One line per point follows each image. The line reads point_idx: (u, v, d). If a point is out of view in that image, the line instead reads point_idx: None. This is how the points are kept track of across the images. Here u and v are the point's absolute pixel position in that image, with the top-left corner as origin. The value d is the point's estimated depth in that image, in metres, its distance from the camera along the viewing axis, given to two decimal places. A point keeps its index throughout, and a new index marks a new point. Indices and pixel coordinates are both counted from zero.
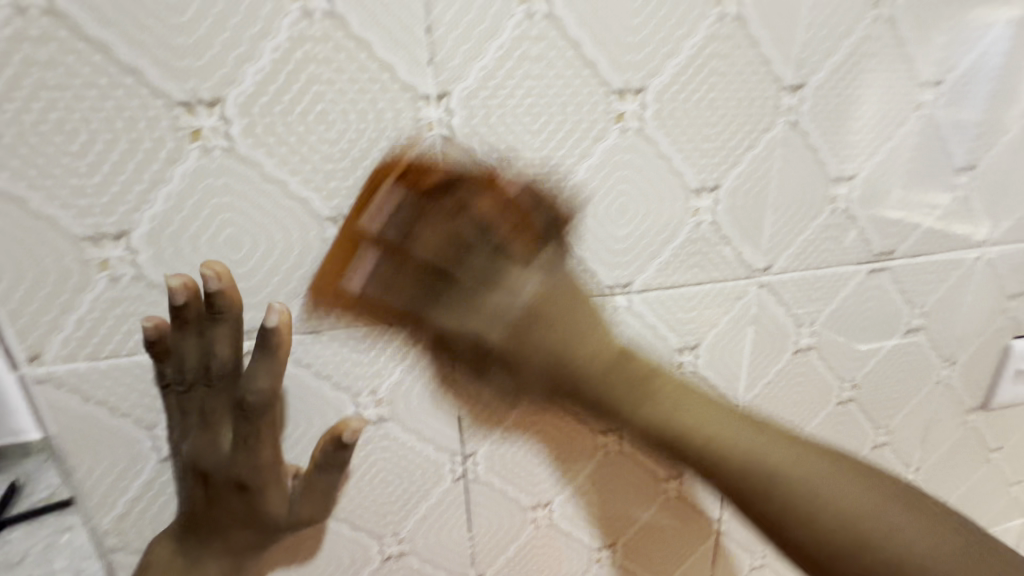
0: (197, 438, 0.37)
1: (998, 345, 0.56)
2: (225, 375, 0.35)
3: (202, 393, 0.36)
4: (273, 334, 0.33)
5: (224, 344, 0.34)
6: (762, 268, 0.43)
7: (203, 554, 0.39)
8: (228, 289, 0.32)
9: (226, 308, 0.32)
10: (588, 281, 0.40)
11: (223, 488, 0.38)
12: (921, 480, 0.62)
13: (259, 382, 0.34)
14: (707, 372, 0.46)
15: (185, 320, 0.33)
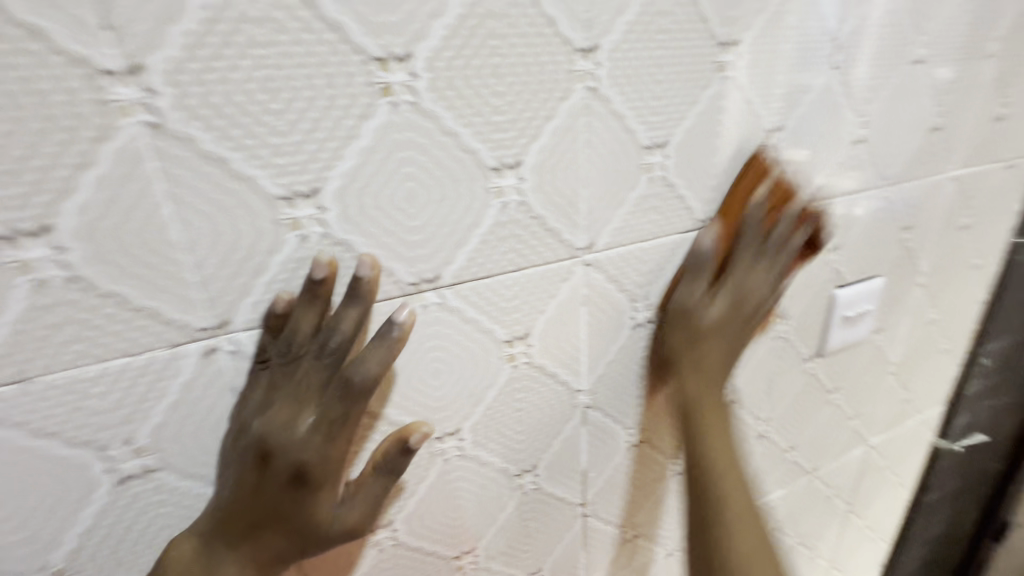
0: (263, 428, 0.33)
1: (825, 295, 0.60)
2: (334, 352, 0.33)
3: (306, 367, 0.33)
4: (392, 325, 0.33)
5: (345, 323, 0.33)
6: (585, 246, 0.41)
7: (227, 554, 0.35)
8: (372, 279, 0.33)
9: (363, 293, 0.33)
10: (385, 281, 0.36)
11: (274, 488, 0.34)
12: (771, 429, 0.65)
13: (368, 363, 0.33)
14: (545, 360, 0.44)
15: (320, 297, 0.33)
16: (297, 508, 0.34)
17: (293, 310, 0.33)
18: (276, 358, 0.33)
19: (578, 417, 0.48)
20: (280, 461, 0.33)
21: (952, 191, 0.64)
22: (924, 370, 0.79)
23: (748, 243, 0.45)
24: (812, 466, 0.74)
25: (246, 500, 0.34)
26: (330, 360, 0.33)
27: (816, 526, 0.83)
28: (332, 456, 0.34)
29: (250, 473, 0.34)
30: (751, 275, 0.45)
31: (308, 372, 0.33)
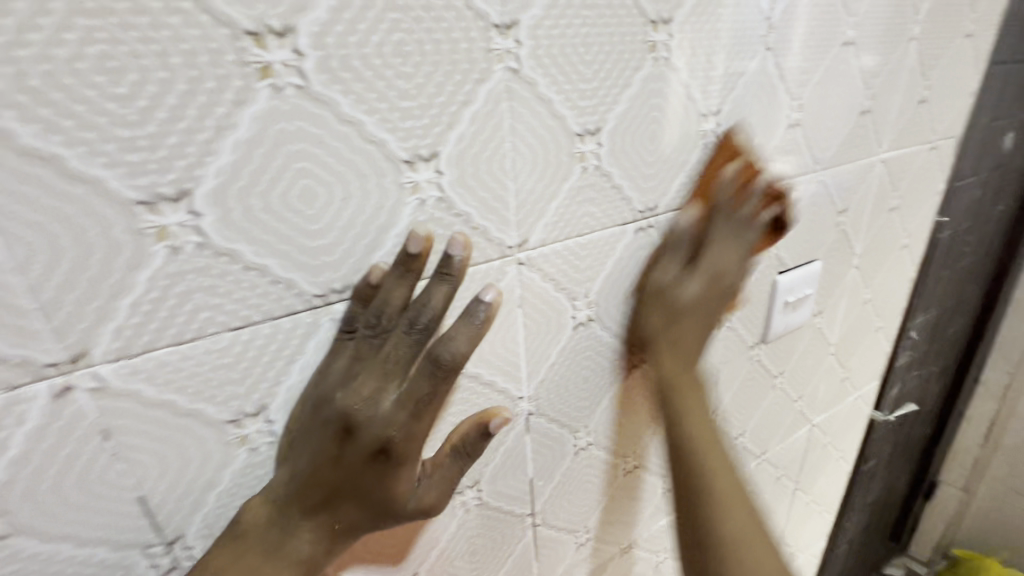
0: (350, 399, 0.32)
1: (767, 282, 0.59)
2: (423, 329, 0.32)
3: (396, 339, 0.32)
4: (480, 303, 0.32)
5: (435, 299, 0.32)
6: (517, 245, 0.38)
7: (303, 528, 0.33)
8: (464, 258, 0.32)
9: (454, 272, 0.32)
10: (286, 293, 0.31)
11: (357, 463, 0.32)
12: (721, 418, 0.65)
13: (455, 345, 0.31)
14: (479, 368, 0.41)
15: (413, 271, 0.32)
16: (378, 483, 0.33)
17: (384, 283, 0.32)
18: (363, 330, 0.33)
19: (521, 424, 0.46)
20: (364, 432, 0.32)
21: (882, 174, 0.65)
22: (861, 348, 0.82)
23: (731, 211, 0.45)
24: (761, 450, 0.75)
25: (336, 472, 0.33)
26: (416, 337, 0.32)
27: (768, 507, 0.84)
28: (416, 432, 0.32)
29: (330, 447, 0.32)
30: (721, 248, 0.45)
31: (396, 347, 0.32)
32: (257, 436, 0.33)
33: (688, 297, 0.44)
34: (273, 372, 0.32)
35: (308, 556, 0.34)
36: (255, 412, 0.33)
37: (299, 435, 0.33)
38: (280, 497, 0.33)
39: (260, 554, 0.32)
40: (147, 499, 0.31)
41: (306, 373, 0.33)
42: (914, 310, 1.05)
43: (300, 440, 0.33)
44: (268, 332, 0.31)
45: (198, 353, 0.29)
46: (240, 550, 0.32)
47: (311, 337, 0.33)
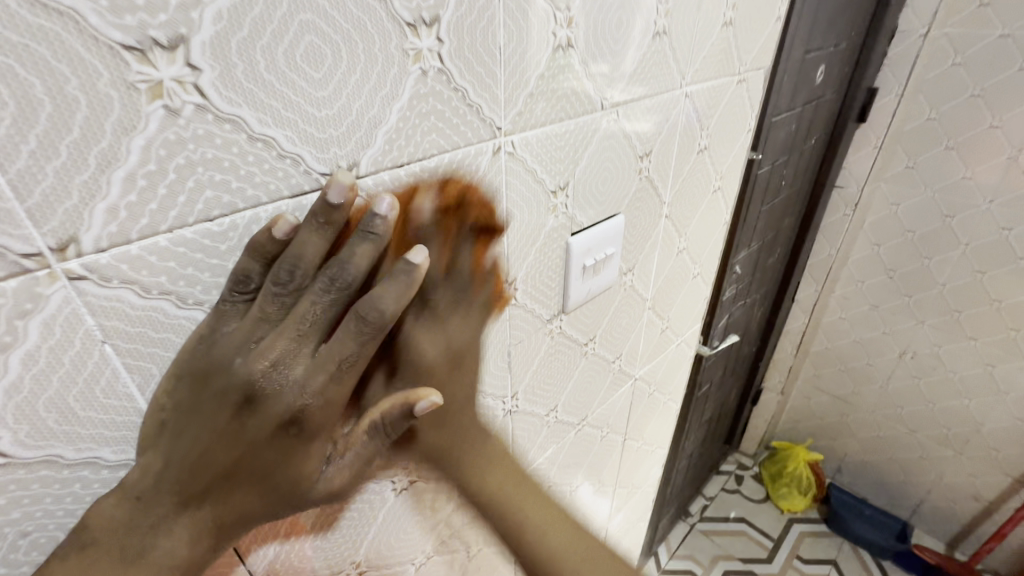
0: (252, 366, 0.26)
1: (558, 246, 0.50)
2: (344, 289, 0.28)
3: (313, 301, 0.27)
4: (409, 263, 0.28)
5: (361, 258, 0.28)
6: (47, 249, 0.22)
7: (180, 522, 0.27)
8: (390, 221, 0.29)
9: (379, 231, 0.28)
10: None
11: (260, 437, 0.27)
12: (522, 401, 0.57)
13: (387, 300, 0.28)
14: (50, 446, 0.25)
15: (332, 226, 0.28)
16: (283, 462, 0.28)
17: (298, 235, 0.27)
18: (270, 287, 0.27)
19: None
20: (271, 402, 0.27)
21: (686, 110, 0.58)
22: (680, 297, 0.79)
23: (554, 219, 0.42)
24: (579, 416, 0.70)
25: (233, 450, 0.27)
26: (337, 296, 0.28)
27: (593, 465, 0.83)
28: (331, 399, 0.28)
29: (227, 419, 0.27)
30: (546, 223, 0.42)
31: (312, 307, 0.27)
32: None
33: (535, 246, 0.44)
34: None
35: (184, 560, 0.27)
36: None
37: (184, 415, 0.27)
38: (146, 494, 0.27)
39: (113, 566, 0.26)
40: None
41: None
42: (735, 248, 1.07)
43: (188, 420, 0.27)
44: None
45: None
46: (90, 564, 0.26)
47: None
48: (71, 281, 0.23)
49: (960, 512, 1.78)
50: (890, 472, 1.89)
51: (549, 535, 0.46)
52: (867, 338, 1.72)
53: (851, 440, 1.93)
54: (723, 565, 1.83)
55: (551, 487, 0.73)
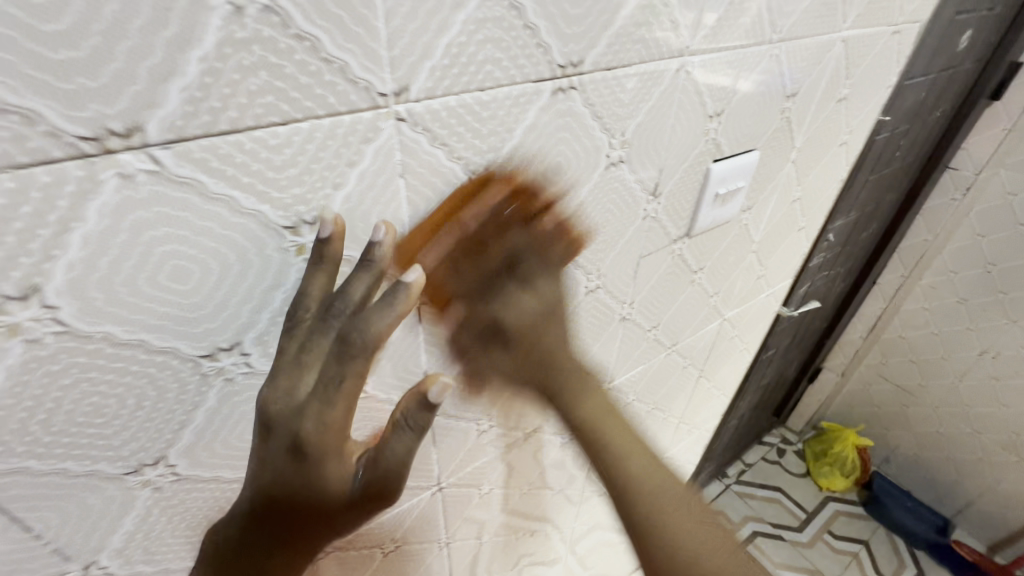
0: (268, 400, 0.31)
1: (700, 171, 0.54)
2: (338, 315, 0.30)
3: (317, 335, 0.31)
4: (405, 279, 0.30)
5: (357, 285, 0.31)
6: (391, 91, 0.29)
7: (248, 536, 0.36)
8: (389, 245, 0.32)
9: (376, 258, 0.31)
10: (35, 134, 0.21)
11: (278, 461, 0.32)
12: (635, 311, 0.63)
13: (371, 324, 0.29)
14: (352, 250, 0.34)
15: (328, 257, 0.31)
16: (299, 491, 0.33)
17: (307, 278, 0.32)
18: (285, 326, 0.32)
19: (411, 316, 0.40)
20: (278, 429, 0.31)
21: (839, 55, 0.59)
22: (782, 247, 0.82)
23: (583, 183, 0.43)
24: (672, 340, 0.76)
25: (267, 475, 0.33)
26: (332, 325, 0.30)
27: (668, 393, 0.89)
28: (332, 423, 0.31)
29: (260, 447, 0.32)
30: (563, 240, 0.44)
31: (311, 341, 0.31)
32: (33, 327, 0.25)
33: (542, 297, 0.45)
34: (41, 244, 0.23)
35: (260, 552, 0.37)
36: (23, 295, 0.24)
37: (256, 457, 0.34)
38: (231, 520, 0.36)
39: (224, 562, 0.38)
40: None
41: (94, 245, 0.25)
42: (836, 214, 1.06)
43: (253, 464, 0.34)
44: (14, 187, 0.22)
45: None
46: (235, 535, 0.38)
47: (91, 197, 0.24)
48: (397, 120, 0.30)
49: (1011, 519, 1.76)
50: (943, 468, 1.87)
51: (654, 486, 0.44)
52: (949, 331, 1.66)
53: (907, 431, 1.91)
54: (753, 525, 1.90)
55: (632, 402, 0.81)
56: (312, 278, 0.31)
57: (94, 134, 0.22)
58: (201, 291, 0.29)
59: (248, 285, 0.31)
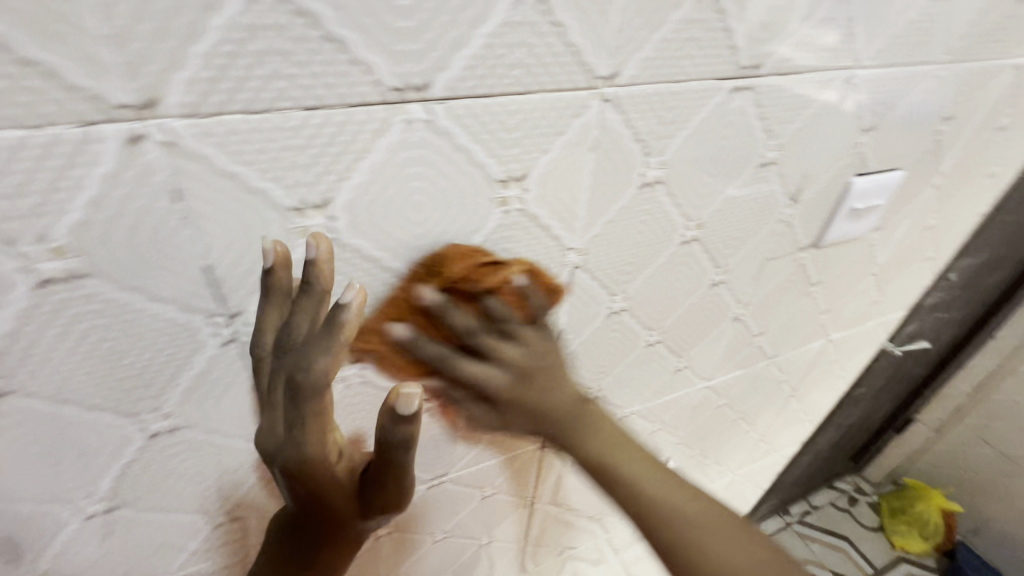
0: (263, 443, 0.33)
1: (840, 183, 0.55)
2: (282, 346, 0.31)
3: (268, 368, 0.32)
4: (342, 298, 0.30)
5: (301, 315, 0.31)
6: (607, 76, 0.34)
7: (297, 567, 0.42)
8: (323, 255, 0.31)
9: (313, 277, 0.31)
10: (364, 81, 0.28)
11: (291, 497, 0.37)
12: (748, 313, 0.65)
13: (314, 364, 0.30)
14: (539, 210, 0.39)
15: (275, 286, 0.32)
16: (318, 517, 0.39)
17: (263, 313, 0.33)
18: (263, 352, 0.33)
19: (566, 277, 0.45)
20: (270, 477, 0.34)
21: (1006, 82, 0.58)
22: (903, 275, 0.80)
23: (618, 124, 0.37)
24: (773, 351, 0.77)
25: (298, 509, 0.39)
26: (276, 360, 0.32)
27: (757, 406, 0.89)
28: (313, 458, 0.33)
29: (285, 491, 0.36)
30: (500, 292, 0.39)
31: (269, 377, 0.32)
32: (317, 231, 0.33)
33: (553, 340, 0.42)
34: (342, 167, 0.31)
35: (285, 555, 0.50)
36: (318, 205, 0.32)
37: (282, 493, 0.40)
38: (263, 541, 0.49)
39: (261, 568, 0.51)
40: (213, 269, 0.31)
41: (372, 174, 0.32)
42: (964, 252, 1.00)
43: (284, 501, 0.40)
44: (340, 121, 0.29)
45: (267, 128, 0.28)
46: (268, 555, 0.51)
47: (384, 134, 0.31)
48: (604, 101, 0.36)
49: None
50: None
51: (696, 511, 0.38)
52: None
53: (1006, 503, 1.74)
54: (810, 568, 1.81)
55: (722, 406, 0.82)
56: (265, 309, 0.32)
57: (400, 85, 0.29)
58: (426, 224, 0.36)
59: (459, 225, 0.37)
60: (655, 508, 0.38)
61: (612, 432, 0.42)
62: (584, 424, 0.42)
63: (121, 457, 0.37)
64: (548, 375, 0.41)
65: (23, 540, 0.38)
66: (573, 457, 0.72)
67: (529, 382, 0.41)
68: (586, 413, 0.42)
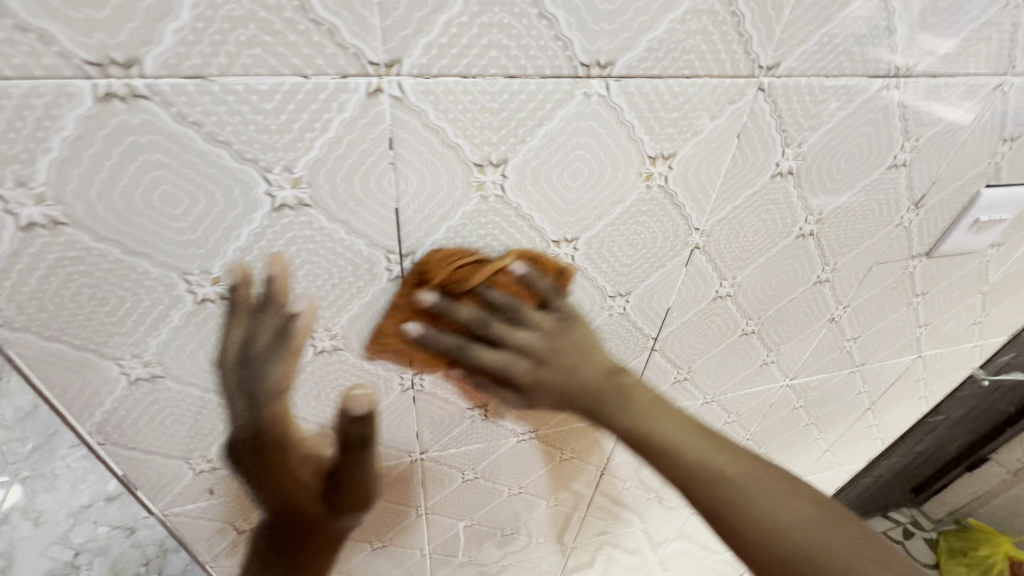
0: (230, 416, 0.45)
1: (969, 192, 0.55)
2: (247, 349, 0.40)
3: (229, 364, 0.41)
4: (299, 311, 0.40)
5: (267, 328, 0.40)
6: (767, 67, 0.37)
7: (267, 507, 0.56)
8: (283, 277, 0.37)
9: (275, 296, 0.38)
10: (560, 55, 0.32)
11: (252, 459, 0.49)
12: (846, 316, 0.65)
13: (278, 363, 0.42)
14: (677, 188, 0.42)
15: (235, 298, 0.37)
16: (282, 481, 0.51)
17: (220, 320, 0.38)
18: (230, 350, 0.40)
19: (686, 255, 0.48)
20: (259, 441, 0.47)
21: None
22: (1013, 297, 0.77)
23: (501, 296, 0.44)
24: (861, 359, 0.76)
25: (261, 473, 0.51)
26: (238, 360, 0.41)
27: (833, 414, 0.88)
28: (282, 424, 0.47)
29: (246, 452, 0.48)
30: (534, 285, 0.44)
31: (229, 369, 0.42)
32: (490, 187, 0.37)
33: (540, 325, 0.46)
34: (524, 131, 0.35)
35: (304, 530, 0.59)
36: (497, 163, 0.36)
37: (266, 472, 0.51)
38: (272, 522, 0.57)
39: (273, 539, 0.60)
40: (401, 211, 0.36)
41: (545, 140, 0.36)
42: None
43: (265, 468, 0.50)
44: (533, 89, 0.33)
45: (474, 91, 0.32)
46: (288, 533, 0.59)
47: (564, 104, 0.34)
48: (759, 90, 0.38)
49: None
50: None
51: (750, 486, 0.41)
52: None
53: None
54: None
55: (799, 409, 0.82)
56: (230, 321, 0.39)
57: (590, 61, 0.33)
58: (579, 190, 0.39)
59: (606, 194, 0.40)
60: (751, 501, 0.40)
61: (657, 409, 0.46)
62: (653, 416, 0.46)
63: (289, 366, 0.44)
64: (572, 351, 0.48)
65: (209, 423, 0.45)
66: None
67: (562, 338, 0.47)
68: (642, 416, 0.46)
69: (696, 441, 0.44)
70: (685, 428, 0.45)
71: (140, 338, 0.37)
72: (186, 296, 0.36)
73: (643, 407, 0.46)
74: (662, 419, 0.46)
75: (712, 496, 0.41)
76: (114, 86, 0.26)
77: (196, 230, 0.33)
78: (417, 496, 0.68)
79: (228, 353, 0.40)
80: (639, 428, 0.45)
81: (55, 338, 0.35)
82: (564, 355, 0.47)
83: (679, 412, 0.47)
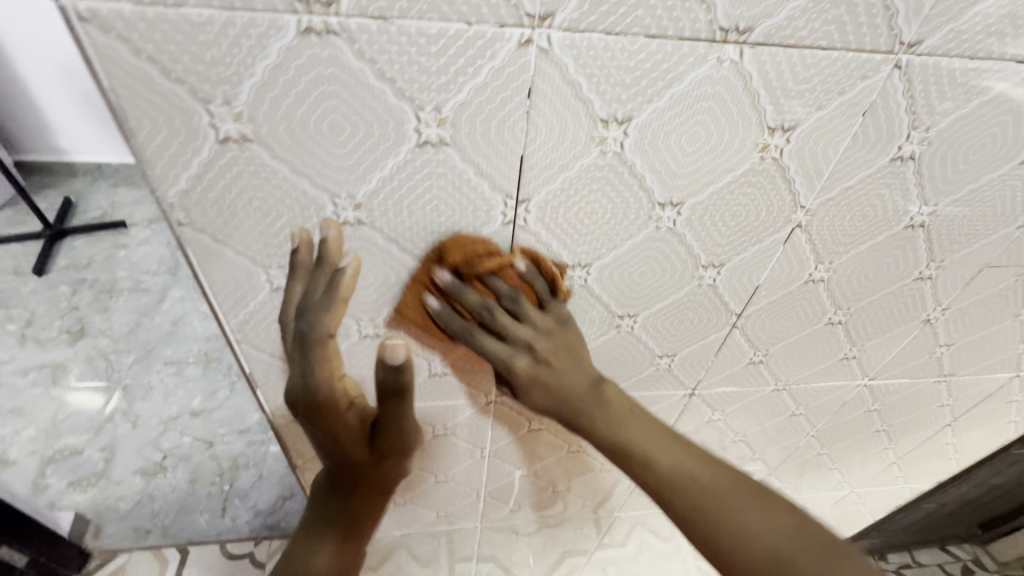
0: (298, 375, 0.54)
1: None
2: (306, 307, 0.47)
3: (292, 321, 0.48)
4: (345, 261, 0.44)
5: (322, 281, 0.46)
6: (908, 44, 0.36)
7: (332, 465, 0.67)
8: (334, 236, 0.42)
9: (328, 256, 0.43)
10: (702, 17, 0.33)
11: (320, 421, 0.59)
12: (942, 319, 0.63)
13: (326, 317, 0.48)
14: (791, 162, 0.43)
15: (298, 260, 0.44)
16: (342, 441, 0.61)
17: (285, 286, 0.46)
18: (288, 309, 0.47)
19: (786, 233, 0.48)
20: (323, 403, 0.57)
21: None
22: None
23: (472, 296, 0.48)
24: (950, 369, 0.73)
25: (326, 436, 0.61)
26: (298, 317, 0.48)
27: (908, 424, 0.85)
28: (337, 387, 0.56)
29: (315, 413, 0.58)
30: (491, 339, 0.50)
31: (293, 324, 0.49)
32: (611, 143, 0.39)
33: (522, 335, 0.49)
34: (653, 91, 0.37)
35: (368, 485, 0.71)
36: (622, 120, 0.38)
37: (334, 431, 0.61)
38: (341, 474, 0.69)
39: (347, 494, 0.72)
40: (526, 158, 0.39)
41: (671, 102, 0.38)
42: None
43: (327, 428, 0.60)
44: (669, 50, 0.35)
45: (615, 48, 0.34)
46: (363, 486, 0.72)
47: (696, 68, 0.36)
48: (895, 67, 0.38)
49: None
50: None
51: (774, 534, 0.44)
52: None
53: None
54: None
55: (872, 412, 0.80)
56: (291, 283, 0.45)
57: (729, 26, 0.34)
58: (693, 156, 0.41)
59: (719, 161, 0.42)
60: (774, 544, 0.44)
61: (657, 437, 0.49)
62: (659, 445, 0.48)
63: (401, 294, 0.48)
64: (563, 358, 0.51)
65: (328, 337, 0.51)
66: (711, 417, 0.75)
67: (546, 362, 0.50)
68: (655, 454, 0.48)
69: (720, 492, 0.46)
70: (699, 468, 0.47)
71: (287, 251, 0.43)
72: (331, 217, 0.41)
73: (646, 444, 0.48)
74: (675, 459, 0.47)
75: (729, 535, 0.44)
76: (314, 23, 0.31)
77: (351, 157, 0.37)
78: (488, 438, 0.73)
79: (290, 303, 0.47)
80: (666, 481, 0.46)
81: (223, 242, 0.41)
82: (570, 374, 0.51)
83: (683, 441, 0.50)
